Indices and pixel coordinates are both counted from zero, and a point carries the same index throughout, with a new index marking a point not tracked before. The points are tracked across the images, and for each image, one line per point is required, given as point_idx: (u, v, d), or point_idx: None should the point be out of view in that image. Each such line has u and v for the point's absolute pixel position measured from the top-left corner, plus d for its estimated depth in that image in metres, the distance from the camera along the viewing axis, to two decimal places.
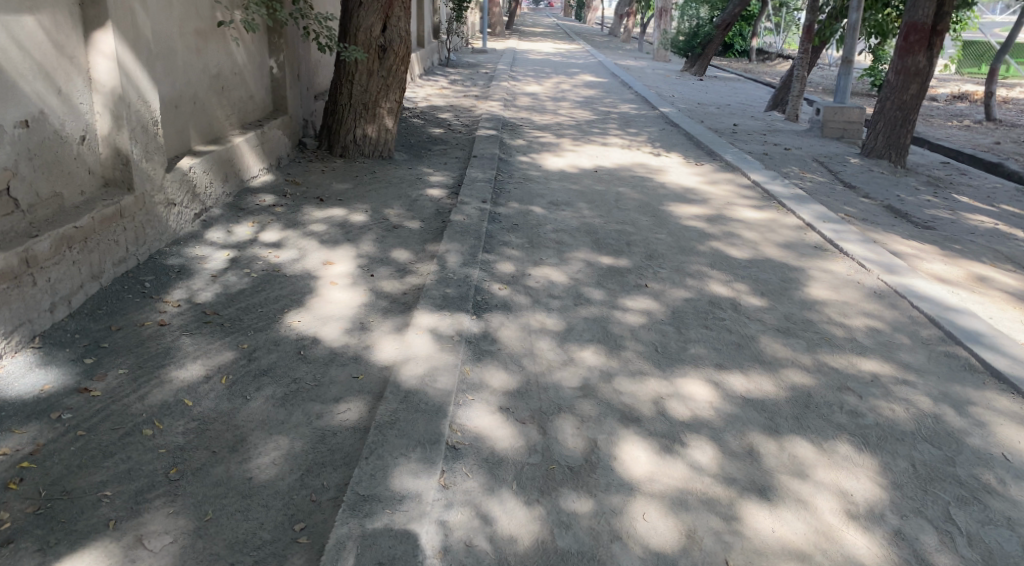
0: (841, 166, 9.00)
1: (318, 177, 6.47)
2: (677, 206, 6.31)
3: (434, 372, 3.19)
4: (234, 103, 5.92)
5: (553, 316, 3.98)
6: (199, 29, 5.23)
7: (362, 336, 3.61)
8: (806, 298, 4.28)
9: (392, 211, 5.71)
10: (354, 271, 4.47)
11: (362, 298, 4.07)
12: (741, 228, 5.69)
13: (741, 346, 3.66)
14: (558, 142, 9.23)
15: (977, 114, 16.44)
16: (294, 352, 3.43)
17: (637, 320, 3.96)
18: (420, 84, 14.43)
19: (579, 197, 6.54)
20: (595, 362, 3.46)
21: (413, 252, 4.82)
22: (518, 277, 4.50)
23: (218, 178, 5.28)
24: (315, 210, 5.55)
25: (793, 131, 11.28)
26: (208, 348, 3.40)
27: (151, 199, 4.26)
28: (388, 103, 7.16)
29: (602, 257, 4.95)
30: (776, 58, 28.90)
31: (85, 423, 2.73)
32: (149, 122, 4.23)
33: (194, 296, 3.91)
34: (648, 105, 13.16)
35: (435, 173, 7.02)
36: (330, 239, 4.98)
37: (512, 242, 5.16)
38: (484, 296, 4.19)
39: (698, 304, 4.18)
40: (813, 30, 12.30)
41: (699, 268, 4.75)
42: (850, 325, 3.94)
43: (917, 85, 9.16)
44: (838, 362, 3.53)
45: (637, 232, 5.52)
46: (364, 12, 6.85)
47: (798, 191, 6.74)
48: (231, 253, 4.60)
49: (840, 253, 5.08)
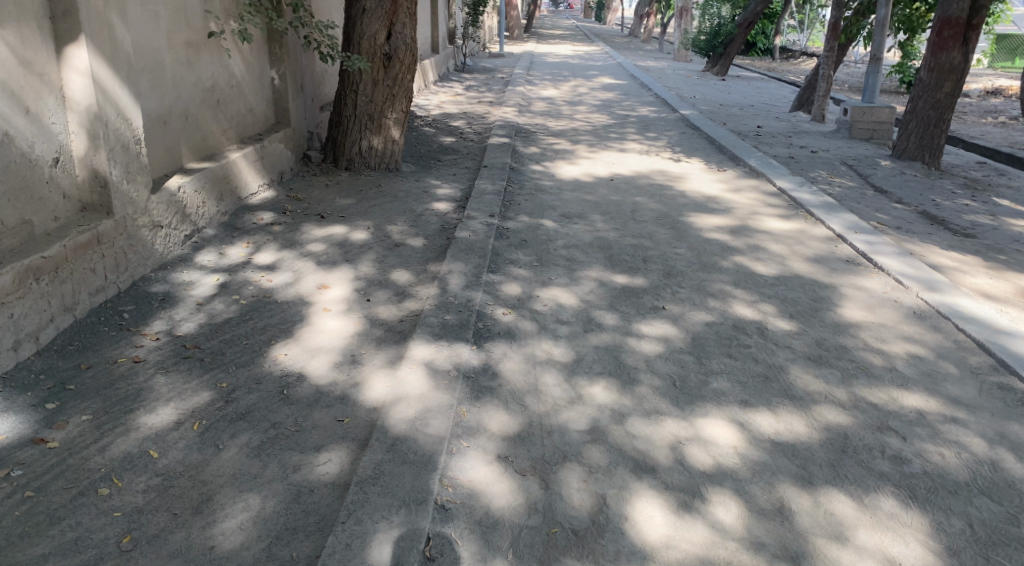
0: (872, 169, 8.56)
1: (320, 192, 6.22)
2: (697, 217, 5.95)
3: (425, 415, 2.89)
4: (231, 116, 5.69)
5: (560, 345, 3.65)
6: (189, 41, 5.00)
7: (352, 372, 3.32)
8: (839, 321, 3.90)
9: (395, 228, 5.42)
10: (349, 295, 4.19)
11: (356, 327, 3.79)
12: (766, 240, 5.31)
13: (769, 379, 3.30)
14: (573, 148, 8.92)
15: (1014, 110, 15.77)
16: (277, 392, 3.15)
17: (653, 349, 3.61)
18: (435, 91, 14.20)
19: (593, 208, 6.21)
20: (605, 400, 3.12)
21: (414, 274, 4.53)
22: (525, 300, 4.18)
23: (212, 197, 5.04)
24: (314, 228, 5.29)
25: (819, 133, 10.84)
26: (183, 388, 3.14)
27: (133, 223, 4.02)
28: (394, 113, 6.90)
29: (616, 275, 4.61)
30: (801, 56, 28.28)
31: (36, 483, 2.49)
32: (130, 140, 3.99)
33: (175, 327, 3.66)
34: (668, 108, 12.79)
35: (442, 185, 6.74)
36: (327, 261, 4.71)
37: (520, 260, 4.85)
38: (487, 322, 3.88)
39: (721, 330, 3.82)
40: (838, 28, 11.83)
41: (721, 287, 4.40)
42: (890, 351, 3.54)
43: (951, 83, 8.69)
44: (879, 395, 3.15)
45: (654, 247, 5.17)
46: (367, 19, 6.59)
47: (827, 198, 6.35)
48: (222, 277, 4.35)
49: (875, 267, 4.68)
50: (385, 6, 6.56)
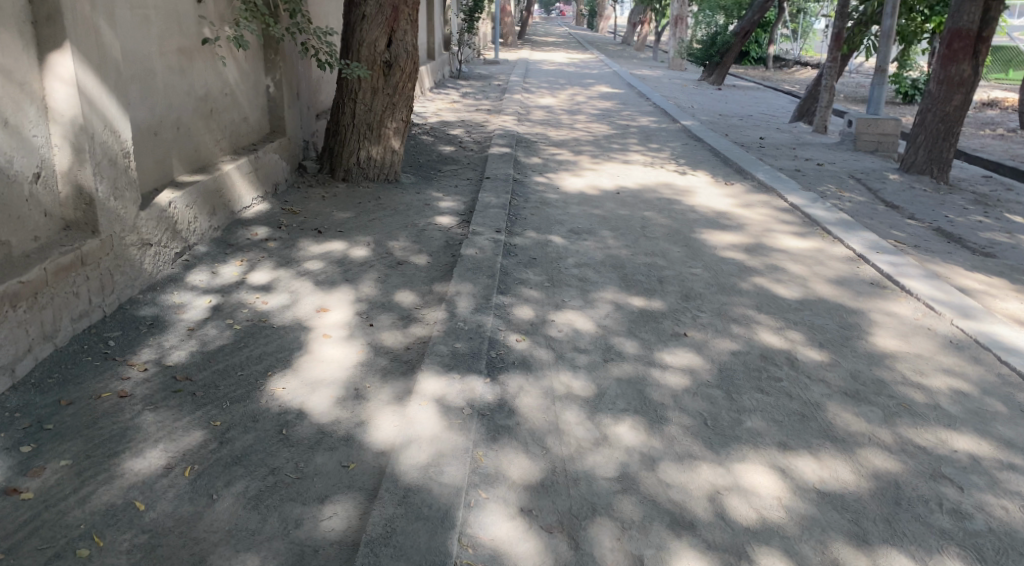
0: (881, 183, 8.39)
1: (318, 205, 5.97)
2: (710, 234, 5.74)
3: (438, 461, 2.64)
4: (224, 126, 5.43)
5: (580, 376, 3.41)
6: (182, 47, 4.74)
7: (357, 409, 3.06)
8: (872, 350, 3.69)
9: (397, 244, 5.18)
10: (351, 319, 3.93)
11: (359, 355, 3.53)
12: (785, 260, 5.10)
13: (806, 417, 3.08)
14: (576, 159, 8.70)
15: (1012, 122, 15.73)
16: (276, 432, 2.89)
17: (679, 381, 3.38)
18: (431, 98, 13.96)
19: (602, 223, 5.99)
20: (633, 442, 2.89)
21: (419, 295, 4.29)
22: (538, 325, 3.94)
23: (204, 211, 4.78)
24: (312, 245, 5.03)
25: (823, 145, 10.69)
26: (174, 426, 2.87)
27: (120, 241, 3.75)
28: (394, 123, 6.65)
29: (632, 297, 4.38)
30: (795, 65, 28.26)
31: (6, 542, 2.22)
32: (118, 154, 3.73)
33: (164, 357, 3.39)
34: (668, 118, 12.61)
35: (445, 198, 6.50)
36: (327, 280, 4.45)
37: (531, 280, 4.61)
38: (499, 350, 3.63)
39: (749, 360, 3.60)
40: (841, 38, 11.70)
41: (743, 312, 4.18)
42: (931, 386, 3.33)
43: (961, 96, 8.54)
44: (926, 437, 2.93)
45: (669, 266, 4.95)
46: (367, 25, 6.34)
47: (842, 215, 6.15)
48: (214, 298, 4.08)
49: (902, 290, 4.48)
50: (386, 12, 6.33)
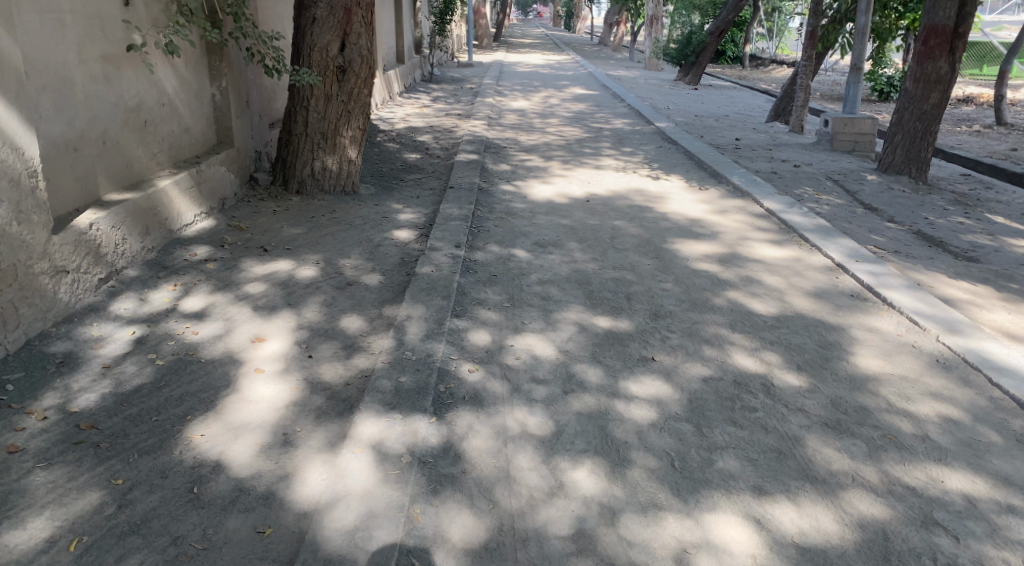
0: (859, 184, 8.18)
1: (267, 221, 5.61)
2: (683, 244, 5.46)
3: (367, 523, 2.31)
4: (161, 139, 5.05)
5: (536, 411, 3.09)
6: (107, 54, 4.36)
7: (283, 459, 2.73)
8: (855, 374, 3.41)
9: (348, 262, 4.84)
10: (288, 350, 3.59)
11: (292, 393, 3.19)
12: (760, 270, 4.83)
13: (784, 455, 2.79)
14: (546, 165, 8.40)
15: (988, 118, 15.66)
16: (186, 491, 2.53)
17: (645, 415, 3.07)
18: (401, 103, 13.60)
19: (569, 234, 5.69)
20: (591, 491, 2.57)
21: (366, 320, 3.95)
22: (494, 352, 3.62)
23: (136, 231, 4.41)
24: (256, 265, 4.68)
25: (799, 145, 10.48)
26: (67, 488, 2.52)
27: (28, 271, 3.38)
28: (350, 131, 6.30)
29: (598, 317, 4.07)
30: (770, 64, 28.25)
31: None
32: (21, 173, 3.32)
33: (70, 401, 3.03)
34: (642, 120, 12.36)
35: (405, 210, 6.16)
36: (267, 305, 4.09)
37: (489, 300, 4.29)
38: (450, 383, 3.30)
39: (722, 387, 3.30)
40: (816, 36, 11.51)
41: (715, 331, 3.89)
42: (918, 414, 3.05)
43: (938, 93, 8.34)
44: (915, 476, 2.65)
45: (638, 281, 4.65)
46: (318, 29, 6.01)
47: (820, 220, 5.90)
48: (139, 329, 3.72)
49: (884, 303, 4.22)
50: (337, 15, 5.98)
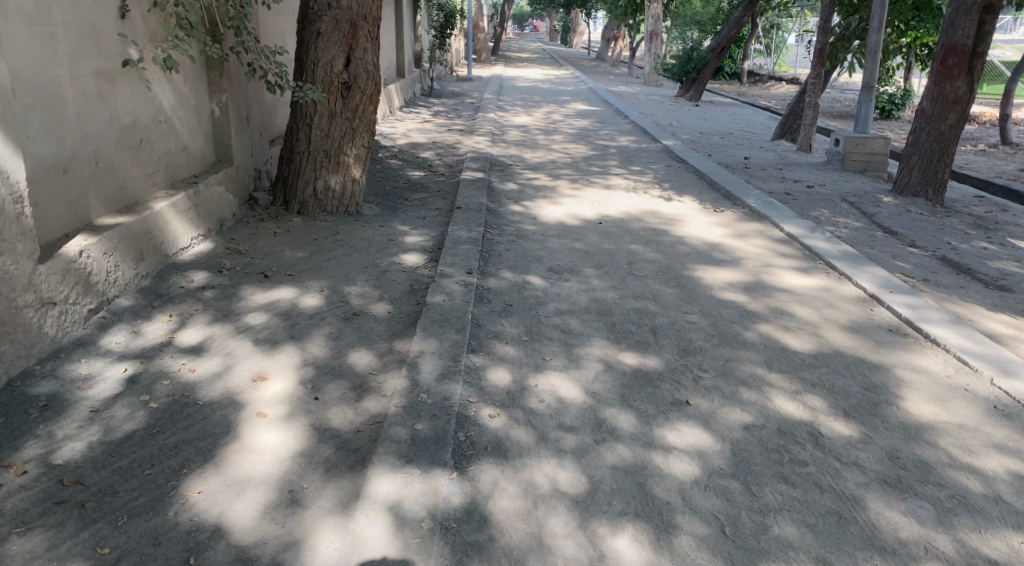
0: (875, 206, 7.98)
1: (267, 243, 5.36)
2: (704, 270, 5.21)
3: None
4: (156, 158, 4.79)
5: (567, 464, 2.82)
6: (101, 69, 4.10)
7: (289, 523, 2.44)
8: (908, 422, 3.16)
9: (355, 289, 4.57)
10: (292, 391, 3.31)
11: (297, 442, 2.90)
12: (790, 301, 4.59)
13: (845, 519, 2.52)
14: (554, 184, 8.17)
15: (992, 137, 15.56)
16: (181, 562, 2.25)
17: (686, 470, 2.80)
18: (402, 118, 13.39)
19: (584, 259, 5.44)
20: (637, 563, 2.30)
21: (376, 356, 3.68)
22: (516, 394, 3.34)
23: (129, 257, 4.14)
24: (256, 293, 4.41)
25: (809, 164, 10.30)
26: (45, 560, 2.23)
27: (13, 305, 3.10)
28: (354, 149, 6.06)
29: (624, 353, 3.81)
30: (769, 80, 28.21)
31: None
32: (6, 200, 3.04)
33: (53, 452, 2.74)
34: (648, 137, 12.16)
35: (412, 232, 5.91)
36: (269, 339, 3.82)
37: (507, 333, 4.02)
38: (470, 430, 3.03)
39: (765, 436, 3.04)
40: (825, 53, 11.34)
41: (750, 370, 3.63)
42: (985, 470, 2.81)
43: (956, 114, 8.18)
44: (995, 546, 2.39)
45: (661, 312, 4.39)
46: (323, 44, 5.77)
47: (845, 246, 5.68)
48: (131, 366, 3.43)
49: (926, 339, 3.98)
50: (343, 29, 5.75)
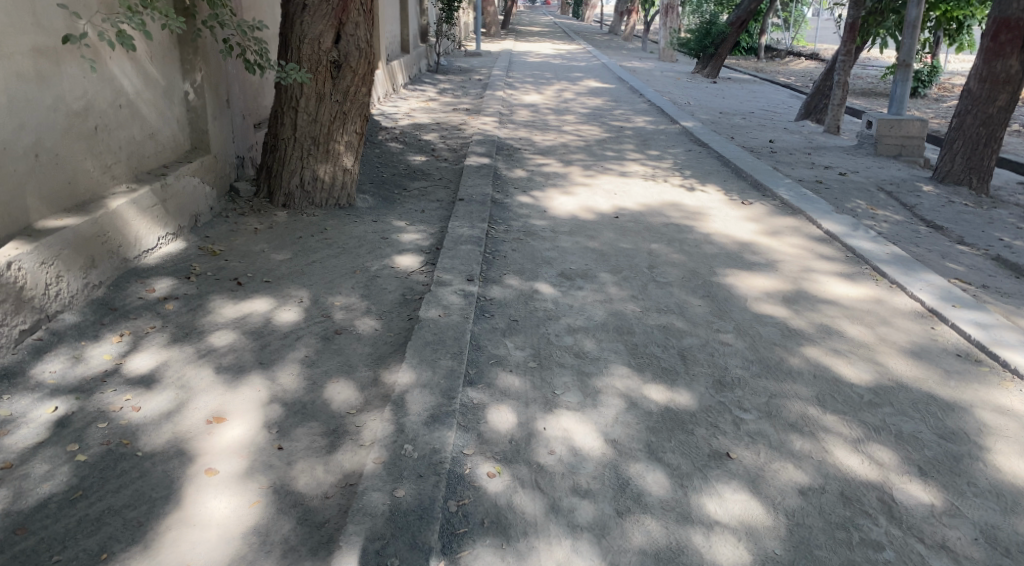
0: (915, 196, 7.32)
1: (246, 242, 4.80)
2: (737, 276, 4.60)
3: None
4: (116, 148, 4.22)
5: (582, 548, 2.26)
6: (40, 47, 3.52)
7: None
8: (1002, 485, 2.57)
9: (338, 300, 4.00)
10: (253, 438, 2.76)
11: (251, 513, 2.36)
12: (838, 317, 3.99)
13: None
14: (566, 171, 7.53)
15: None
16: None
17: (732, 557, 2.24)
18: (406, 96, 12.71)
19: (600, 261, 4.84)
20: None
21: (357, 389, 3.12)
22: (521, 443, 2.78)
23: (76, 265, 3.59)
24: (224, 306, 3.85)
25: (839, 148, 9.60)
26: None
27: None
28: (345, 136, 5.46)
29: (649, 387, 3.23)
30: (787, 56, 27.26)
31: None
32: None
33: None
34: (666, 117, 11.47)
35: (408, 228, 5.32)
36: (233, 365, 3.27)
37: (511, 358, 3.45)
38: (465, 497, 2.47)
39: (827, 505, 2.47)
40: (856, 28, 10.56)
41: (802, 410, 3.05)
42: None
43: (1007, 95, 7.46)
44: None
45: (690, 331, 3.80)
46: (308, 17, 5.14)
47: (893, 247, 5.04)
48: (64, 405, 2.91)
49: (1005, 368, 3.38)
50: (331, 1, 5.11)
